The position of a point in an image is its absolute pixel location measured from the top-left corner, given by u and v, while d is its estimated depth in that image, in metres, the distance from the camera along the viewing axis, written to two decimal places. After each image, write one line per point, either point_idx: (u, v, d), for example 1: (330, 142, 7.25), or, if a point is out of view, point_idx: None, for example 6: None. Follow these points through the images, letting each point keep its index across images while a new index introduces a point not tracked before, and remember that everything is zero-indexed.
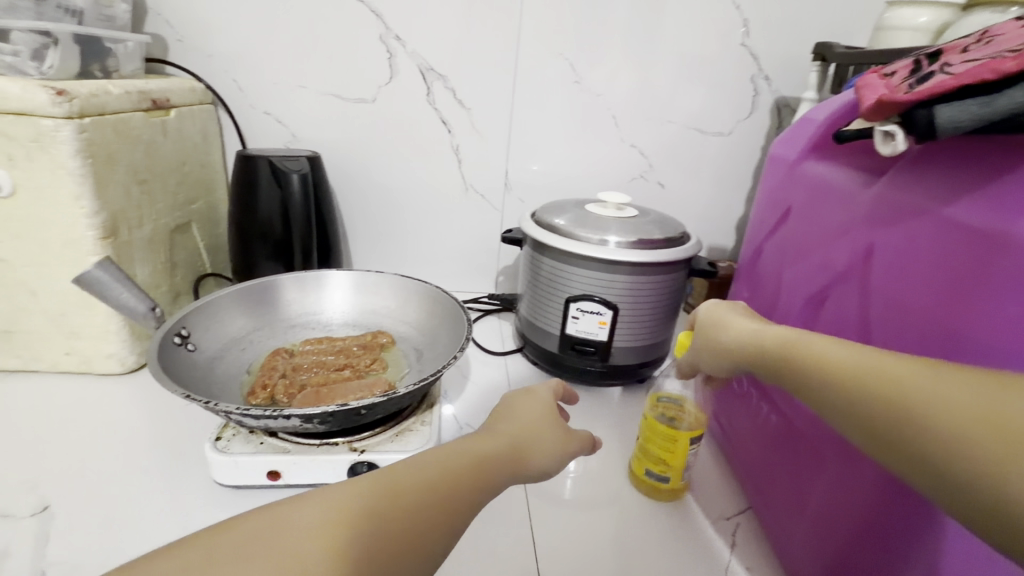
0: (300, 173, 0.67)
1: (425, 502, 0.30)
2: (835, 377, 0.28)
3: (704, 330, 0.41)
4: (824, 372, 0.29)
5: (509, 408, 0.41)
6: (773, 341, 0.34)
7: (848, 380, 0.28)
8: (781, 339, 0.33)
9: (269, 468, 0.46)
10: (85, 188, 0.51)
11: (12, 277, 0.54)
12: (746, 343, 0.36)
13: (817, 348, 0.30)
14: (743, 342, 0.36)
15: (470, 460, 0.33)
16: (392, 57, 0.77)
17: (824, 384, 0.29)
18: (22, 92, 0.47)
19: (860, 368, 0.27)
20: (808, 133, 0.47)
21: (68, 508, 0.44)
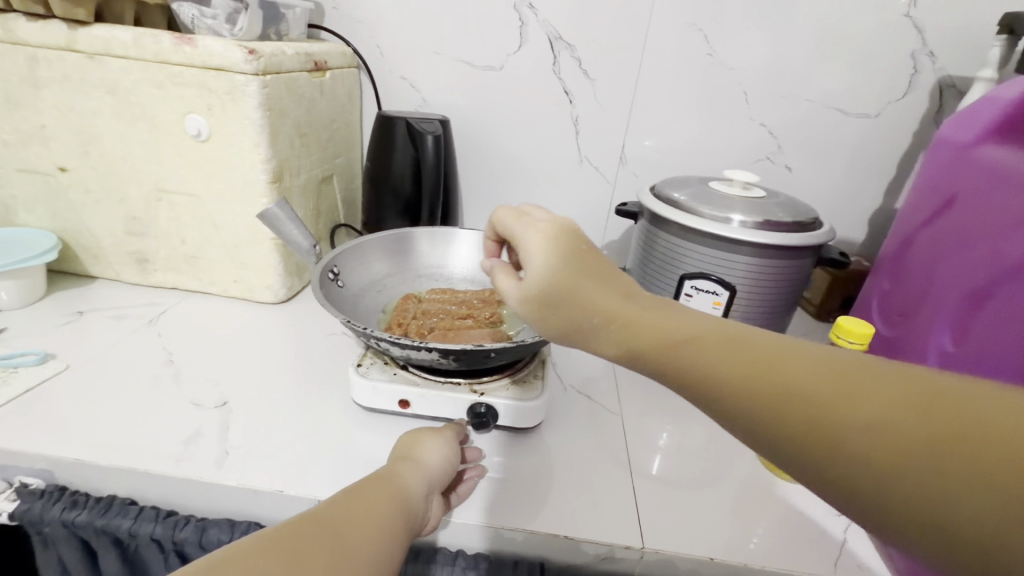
0: (434, 134, 0.72)
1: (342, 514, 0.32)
2: (753, 388, 0.25)
3: (545, 309, 0.32)
4: (729, 378, 0.25)
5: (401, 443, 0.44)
6: (660, 337, 0.28)
7: (776, 391, 0.24)
8: (666, 335, 0.28)
9: (401, 396, 0.51)
10: (262, 137, 0.59)
11: (201, 211, 0.64)
12: (619, 331, 0.29)
13: (718, 347, 0.26)
14: (613, 328, 0.29)
15: (370, 480, 0.37)
16: (523, 26, 0.79)
17: (740, 394, 0.25)
18: (224, 51, 0.55)
19: (776, 372, 0.25)
20: (982, 114, 0.43)
21: (241, 406, 0.53)
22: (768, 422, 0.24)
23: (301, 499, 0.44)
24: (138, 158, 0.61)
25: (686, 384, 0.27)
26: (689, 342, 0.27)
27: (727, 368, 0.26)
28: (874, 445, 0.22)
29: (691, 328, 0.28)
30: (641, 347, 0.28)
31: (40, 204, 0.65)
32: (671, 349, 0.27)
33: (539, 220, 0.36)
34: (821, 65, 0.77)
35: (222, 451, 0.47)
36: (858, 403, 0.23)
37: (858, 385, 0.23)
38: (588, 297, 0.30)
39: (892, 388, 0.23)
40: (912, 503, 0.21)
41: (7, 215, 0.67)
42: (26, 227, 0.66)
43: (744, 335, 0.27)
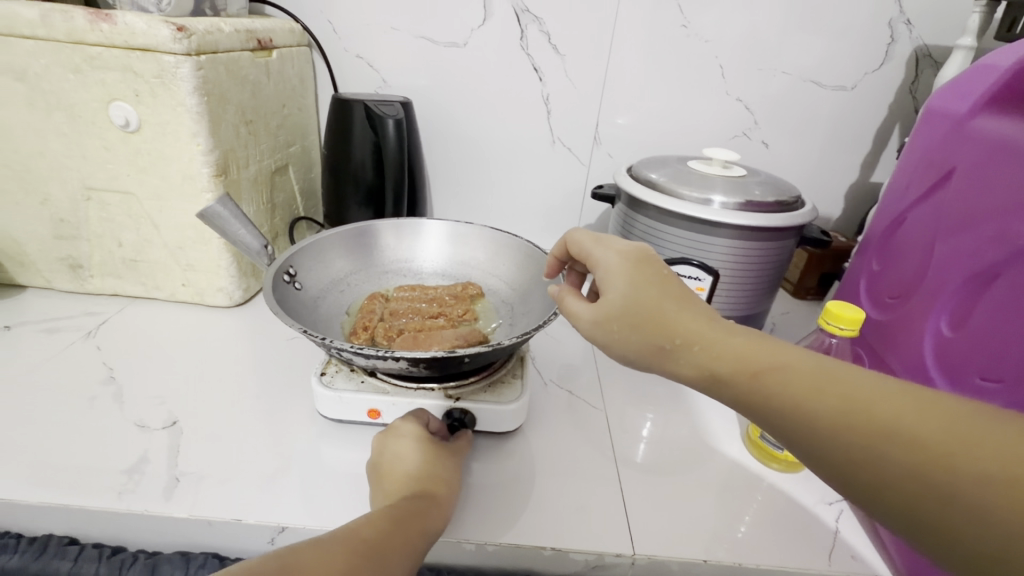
0: (396, 118, 0.67)
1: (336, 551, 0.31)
2: (840, 417, 0.26)
3: (628, 325, 0.33)
4: (815, 406, 0.26)
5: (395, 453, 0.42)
6: (738, 361, 0.29)
7: (856, 417, 0.25)
8: (745, 358, 0.29)
9: (369, 406, 0.47)
10: (201, 125, 0.53)
11: (138, 210, 0.58)
12: (701, 351, 0.30)
13: (806, 374, 0.27)
14: (695, 347, 0.31)
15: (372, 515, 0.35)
16: None
17: (826, 423, 0.26)
18: (147, 28, 0.48)
19: (858, 395, 0.26)
20: (979, 84, 0.41)
21: (192, 425, 0.48)
22: (846, 449, 0.25)
23: (261, 526, 0.40)
24: (59, 153, 0.55)
25: (763, 406, 0.28)
26: (773, 366, 0.28)
27: (816, 398, 0.26)
28: (957, 474, 0.23)
29: (775, 354, 0.29)
30: (721, 368, 0.30)
31: None
32: (755, 372, 0.29)
33: (616, 245, 0.38)
34: (796, 36, 0.74)
35: (171, 477, 0.42)
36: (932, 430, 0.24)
37: (942, 418, 0.24)
38: (675, 320, 0.32)
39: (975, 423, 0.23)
40: (997, 534, 0.22)
41: None
42: None
43: (831, 362, 0.28)
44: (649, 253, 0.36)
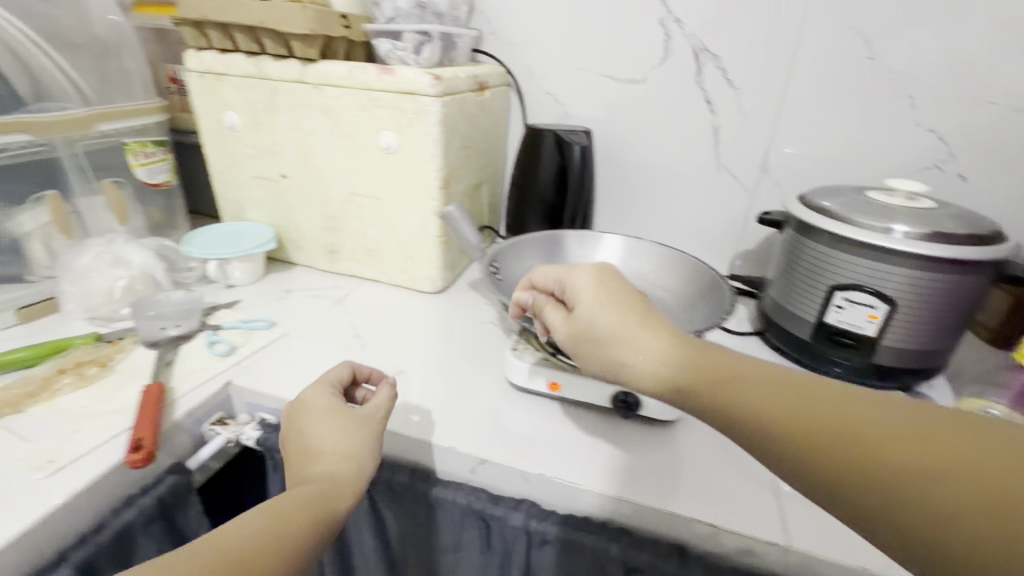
0: (581, 146, 0.76)
1: (257, 537, 0.36)
2: (792, 418, 0.32)
3: (591, 339, 0.41)
4: (771, 409, 0.33)
5: (317, 434, 0.48)
6: (703, 371, 0.36)
7: (839, 440, 0.31)
8: (711, 371, 0.36)
9: (550, 378, 0.57)
10: (439, 149, 0.69)
11: (384, 212, 0.76)
12: (683, 376, 0.36)
13: (774, 387, 0.34)
14: (667, 368, 0.37)
15: (287, 496, 0.41)
16: (668, 39, 0.81)
17: (784, 424, 0.32)
18: (414, 78, 0.65)
19: (805, 402, 0.33)
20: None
21: (415, 376, 0.62)
22: (836, 471, 0.30)
23: (468, 456, 0.51)
24: (340, 167, 0.75)
25: (744, 431, 0.34)
26: (753, 395, 0.34)
27: (776, 405, 0.33)
28: (886, 465, 0.29)
29: (741, 368, 0.36)
30: (704, 394, 0.35)
31: (265, 204, 0.83)
32: (734, 393, 0.34)
33: (581, 266, 0.44)
34: (1010, 64, 0.69)
35: (404, 410, 0.56)
36: (916, 446, 0.29)
37: (914, 438, 0.30)
38: (640, 337, 0.39)
39: (940, 440, 0.29)
40: (912, 512, 0.28)
41: (241, 211, 0.85)
42: (253, 222, 0.85)
43: (812, 389, 0.33)
44: (605, 271, 0.43)
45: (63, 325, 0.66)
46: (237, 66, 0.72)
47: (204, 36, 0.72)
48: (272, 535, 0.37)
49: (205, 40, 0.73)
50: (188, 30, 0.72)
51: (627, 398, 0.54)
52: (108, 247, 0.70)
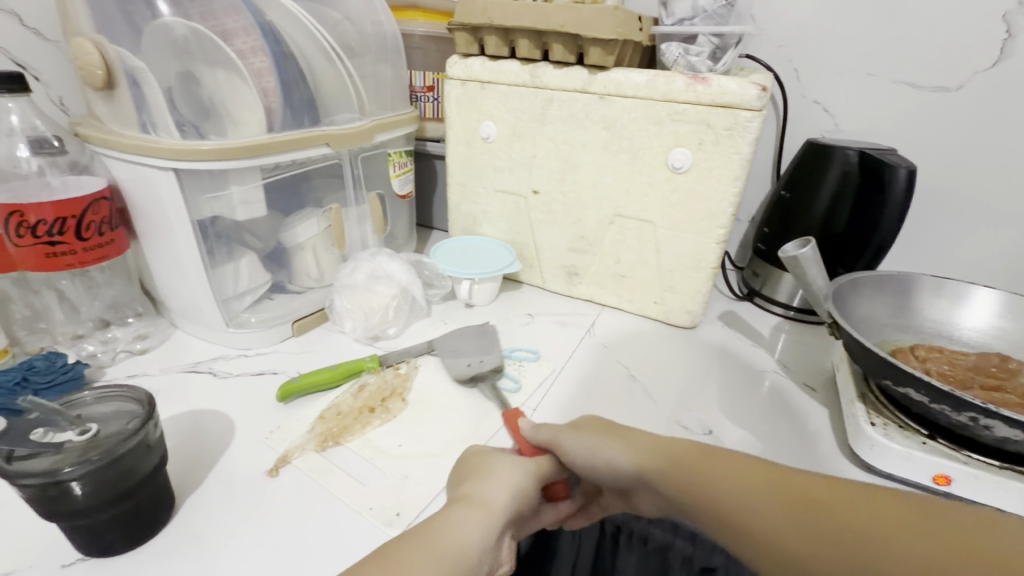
0: (908, 168, 0.62)
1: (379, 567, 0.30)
2: (767, 508, 0.34)
3: (620, 439, 0.42)
4: (737, 496, 0.36)
5: (471, 467, 0.41)
6: (682, 455, 0.39)
7: (788, 540, 0.33)
8: (686, 455, 0.39)
9: (938, 471, 0.45)
10: (744, 171, 0.59)
11: (650, 236, 0.68)
12: (672, 467, 0.39)
13: (730, 466, 0.37)
14: (666, 461, 0.40)
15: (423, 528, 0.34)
16: (1010, 39, 0.66)
17: (750, 507, 0.35)
18: (738, 89, 0.56)
19: (798, 496, 0.34)
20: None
21: (727, 437, 0.53)
22: None
23: None
24: (608, 186, 0.68)
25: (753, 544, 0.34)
26: (741, 492, 0.36)
27: (735, 484, 0.36)
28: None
29: (710, 451, 0.39)
30: (679, 472, 0.39)
31: (503, 219, 0.78)
32: (705, 471, 0.38)
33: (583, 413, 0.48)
34: None
35: None
36: (865, 542, 0.30)
37: (859, 527, 0.30)
38: (608, 421, 0.45)
39: (882, 521, 0.30)
40: None
41: (472, 225, 0.81)
42: (487, 237, 0.80)
43: (750, 484, 0.36)
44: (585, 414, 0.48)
45: (336, 341, 0.65)
46: (509, 73, 0.67)
47: (476, 42, 0.68)
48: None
49: (476, 46, 0.69)
50: (462, 35, 0.68)
51: None
52: (374, 261, 0.68)
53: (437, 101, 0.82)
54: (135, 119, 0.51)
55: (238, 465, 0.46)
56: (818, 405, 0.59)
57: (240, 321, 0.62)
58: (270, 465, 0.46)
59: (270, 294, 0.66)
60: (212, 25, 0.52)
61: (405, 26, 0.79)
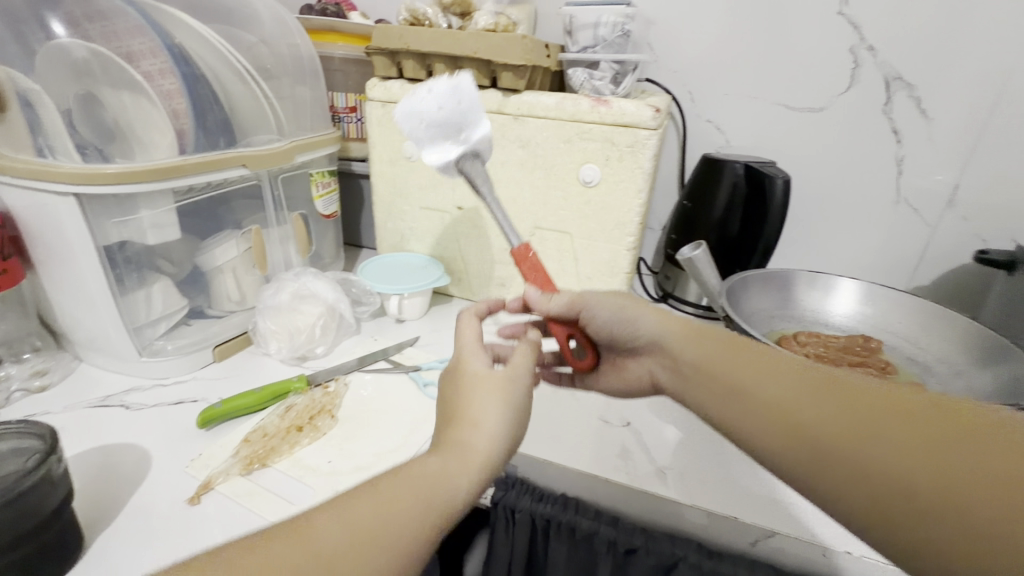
0: (783, 178, 0.71)
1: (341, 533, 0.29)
2: (800, 378, 0.37)
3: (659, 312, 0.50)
4: (773, 370, 0.38)
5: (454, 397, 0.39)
6: (725, 346, 0.43)
7: (811, 400, 0.35)
8: (727, 348, 0.43)
9: None
10: (645, 184, 0.65)
11: (568, 245, 0.73)
12: (719, 357, 0.42)
13: (764, 356, 0.40)
14: (713, 348, 0.43)
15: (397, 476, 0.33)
16: (857, 68, 0.78)
17: (781, 375, 0.37)
18: (635, 110, 0.62)
19: (831, 377, 0.35)
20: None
21: (643, 427, 0.58)
22: (865, 457, 0.31)
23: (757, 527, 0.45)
24: (527, 200, 0.72)
25: (770, 405, 0.36)
26: (775, 373, 0.38)
27: (772, 365, 0.39)
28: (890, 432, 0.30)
29: (752, 347, 0.42)
30: (724, 354, 0.42)
31: (431, 235, 0.80)
32: (747, 356, 0.40)
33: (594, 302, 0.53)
34: None
35: (656, 469, 0.51)
36: (881, 402, 0.32)
37: (882, 393, 0.32)
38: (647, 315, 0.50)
39: (900, 392, 0.32)
40: (917, 485, 0.28)
41: (400, 241, 0.83)
42: (416, 253, 0.82)
43: (783, 370, 0.38)
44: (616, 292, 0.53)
45: (260, 363, 0.64)
46: None
47: (395, 66, 0.71)
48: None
49: (395, 69, 0.71)
50: (380, 59, 0.70)
51: None
52: (299, 282, 0.67)
53: (359, 121, 0.84)
54: (31, 144, 0.49)
55: (155, 497, 0.45)
56: None
57: (155, 349, 0.60)
58: (191, 493, 0.45)
59: (188, 320, 0.64)
60: (116, 46, 0.51)
61: (324, 49, 0.80)
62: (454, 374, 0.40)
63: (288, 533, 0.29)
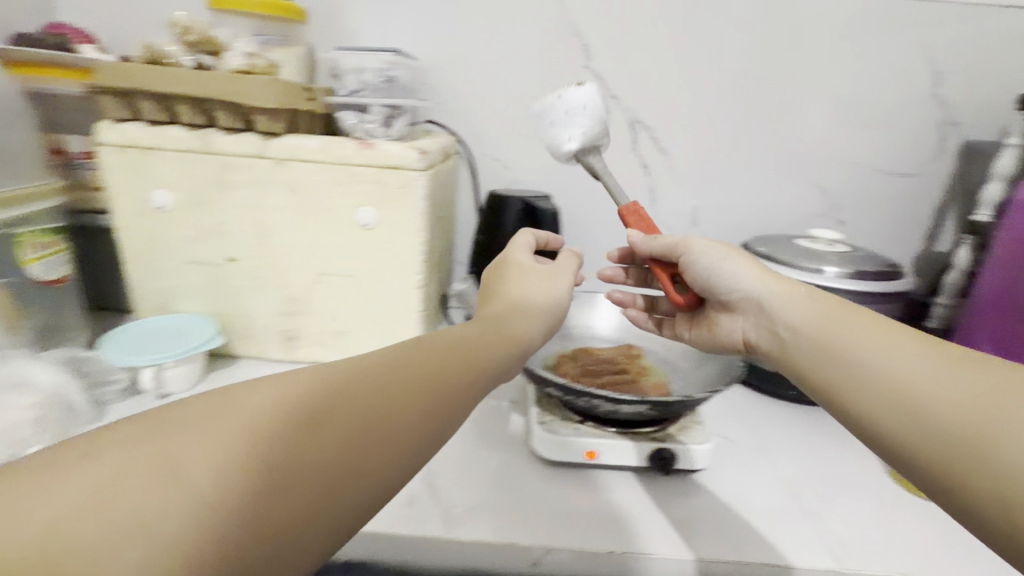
0: (553, 211, 0.82)
1: (284, 433, 0.29)
2: (920, 345, 0.39)
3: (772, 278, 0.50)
4: (877, 336, 0.41)
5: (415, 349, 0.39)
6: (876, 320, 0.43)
7: (916, 363, 0.38)
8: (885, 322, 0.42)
9: (587, 447, 0.56)
10: (423, 223, 0.67)
11: (357, 289, 0.70)
12: (809, 320, 0.45)
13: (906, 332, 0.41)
14: (809, 313, 0.46)
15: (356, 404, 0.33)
16: (607, 113, 0.90)
17: (895, 341, 0.40)
18: (399, 153, 0.63)
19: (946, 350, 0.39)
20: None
21: (435, 469, 0.56)
22: (947, 413, 0.34)
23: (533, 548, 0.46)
24: (306, 246, 0.68)
25: (864, 367, 0.40)
26: (858, 337, 0.41)
27: (899, 337, 0.40)
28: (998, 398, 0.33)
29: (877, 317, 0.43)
30: (819, 318, 0.44)
31: (201, 292, 0.71)
32: (845, 323, 0.43)
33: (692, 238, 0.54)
34: (866, 132, 0.89)
35: (441, 511, 0.50)
36: (994, 372, 0.35)
37: (979, 368, 0.36)
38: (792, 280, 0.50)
39: (988, 366, 0.36)
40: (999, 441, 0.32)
41: (165, 302, 0.72)
42: (185, 313, 0.72)
43: (877, 335, 0.41)
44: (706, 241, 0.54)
45: None
46: (174, 139, 0.63)
47: (130, 107, 0.63)
48: (326, 425, 0.31)
49: (130, 111, 0.63)
50: (109, 98, 0.62)
51: (664, 456, 0.55)
52: (9, 370, 0.55)
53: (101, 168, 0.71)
54: None
55: None
56: (517, 417, 0.67)
57: None
58: None
59: None
60: None
61: (46, 87, 0.68)
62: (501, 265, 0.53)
63: (321, 367, 0.34)
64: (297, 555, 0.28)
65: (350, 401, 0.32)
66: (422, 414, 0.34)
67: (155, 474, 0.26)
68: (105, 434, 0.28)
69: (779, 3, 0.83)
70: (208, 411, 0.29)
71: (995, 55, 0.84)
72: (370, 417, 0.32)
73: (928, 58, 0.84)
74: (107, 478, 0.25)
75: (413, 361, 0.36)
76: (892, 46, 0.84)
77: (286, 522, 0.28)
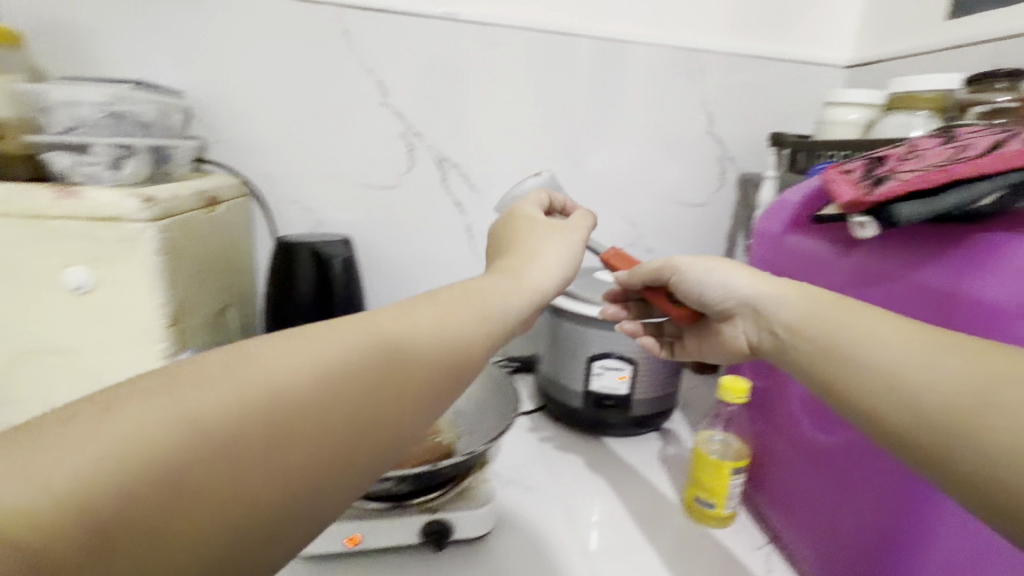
0: (343, 257, 0.75)
1: (227, 461, 0.24)
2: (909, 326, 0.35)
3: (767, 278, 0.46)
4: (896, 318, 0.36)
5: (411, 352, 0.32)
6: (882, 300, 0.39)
7: (898, 352, 0.33)
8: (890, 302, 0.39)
9: (348, 534, 0.49)
10: (159, 283, 0.56)
11: (79, 367, 0.57)
12: (804, 314, 0.40)
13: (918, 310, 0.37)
14: (809, 304, 0.41)
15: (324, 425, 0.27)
16: (412, 151, 0.86)
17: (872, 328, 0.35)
18: (112, 202, 0.53)
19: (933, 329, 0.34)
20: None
21: None
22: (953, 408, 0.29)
23: None
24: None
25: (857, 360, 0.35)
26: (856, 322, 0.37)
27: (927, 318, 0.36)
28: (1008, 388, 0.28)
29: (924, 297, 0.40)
30: (816, 303, 0.40)
31: None
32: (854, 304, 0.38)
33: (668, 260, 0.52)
34: (659, 167, 0.94)
35: None
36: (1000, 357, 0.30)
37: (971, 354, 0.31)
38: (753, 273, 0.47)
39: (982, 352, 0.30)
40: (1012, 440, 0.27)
41: None
42: None
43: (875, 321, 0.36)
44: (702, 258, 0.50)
45: None
46: None
47: None
48: (222, 468, 0.23)
49: None
50: None
51: (435, 529, 0.50)
52: None
53: None
54: None
55: None
56: None
57: None
58: None
59: None
60: None
61: None
62: (513, 216, 0.52)
63: (346, 321, 0.31)
64: (308, 512, 0.26)
65: (374, 355, 0.30)
66: (434, 370, 0.32)
67: (225, 416, 0.24)
68: (60, 419, 0.23)
69: (566, 46, 0.85)
70: (194, 395, 0.24)
71: (754, 98, 0.94)
72: (384, 372, 0.30)
73: (702, 100, 0.92)
74: (135, 414, 0.23)
75: (370, 368, 0.30)
76: (672, 89, 0.91)
77: (303, 477, 0.26)
